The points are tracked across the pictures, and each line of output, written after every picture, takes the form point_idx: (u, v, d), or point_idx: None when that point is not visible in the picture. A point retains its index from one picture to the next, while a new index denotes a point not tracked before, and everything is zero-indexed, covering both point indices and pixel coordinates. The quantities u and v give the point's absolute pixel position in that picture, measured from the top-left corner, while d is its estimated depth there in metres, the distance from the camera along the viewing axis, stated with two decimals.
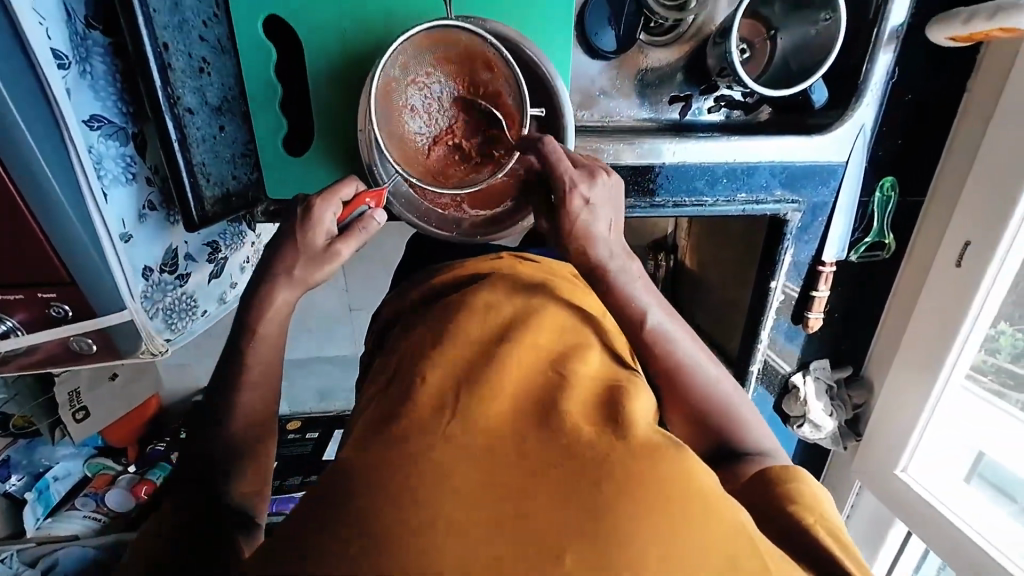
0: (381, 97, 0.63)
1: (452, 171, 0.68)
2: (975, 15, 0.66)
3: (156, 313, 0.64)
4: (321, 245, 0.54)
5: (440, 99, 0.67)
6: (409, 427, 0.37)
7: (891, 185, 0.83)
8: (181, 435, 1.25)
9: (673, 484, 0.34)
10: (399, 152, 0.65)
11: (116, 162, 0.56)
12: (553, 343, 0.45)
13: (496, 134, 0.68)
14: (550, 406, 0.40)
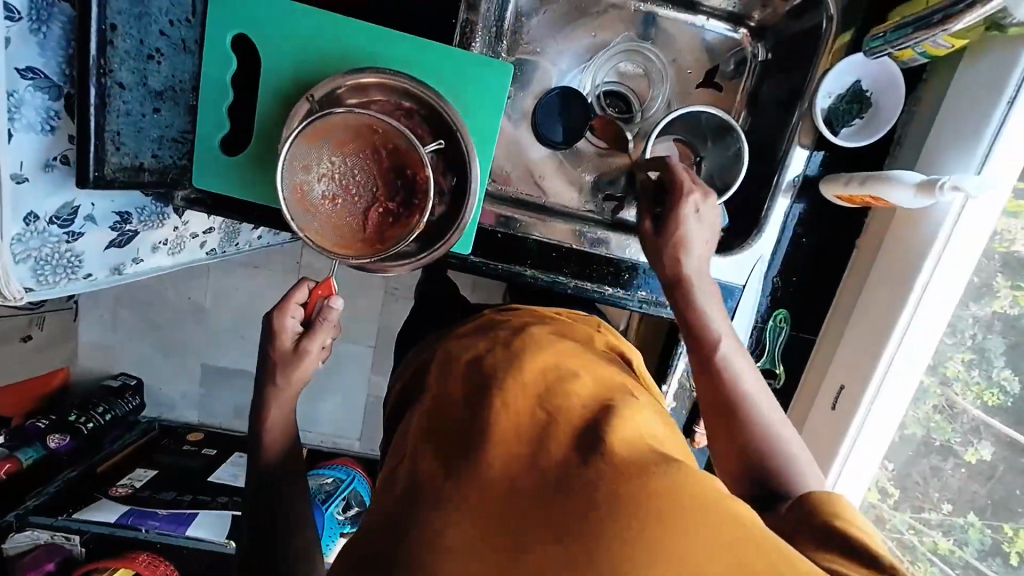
0: (293, 200, 0.67)
1: (387, 235, 0.70)
2: (852, 179, 0.74)
3: (24, 259, 0.64)
4: (290, 347, 0.66)
5: (350, 173, 0.69)
6: (434, 473, 0.47)
7: (784, 318, 0.86)
8: (70, 419, 1.47)
9: (685, 497, 0.40)
10: (334, 241, 0.69)
11: (37, 111, 0.60)
12: (544, 380, 0.51)
13: (410, 189, 0.70)
14: (544, 444, 0.46)
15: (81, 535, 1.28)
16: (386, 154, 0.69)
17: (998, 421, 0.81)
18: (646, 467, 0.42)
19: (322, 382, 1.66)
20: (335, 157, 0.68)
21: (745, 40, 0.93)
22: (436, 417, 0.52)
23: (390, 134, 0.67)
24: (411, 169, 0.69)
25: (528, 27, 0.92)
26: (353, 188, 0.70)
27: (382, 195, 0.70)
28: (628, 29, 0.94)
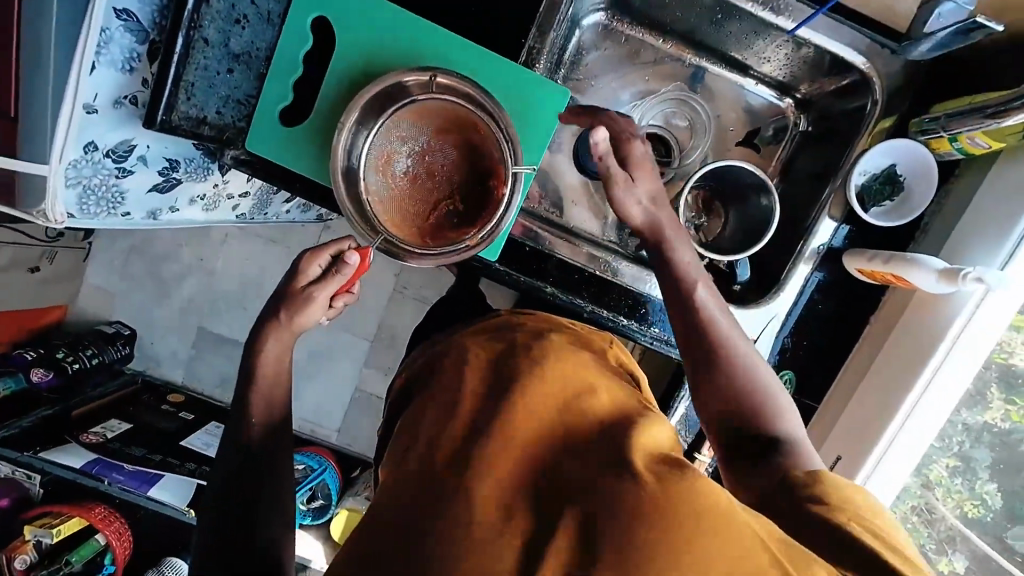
0: (375, 167, 0.75)
1: (443, 226, 0.77)
2: (875, 256, 0.76)
3: (74, 185, 0.66)
4: (300, 291, 0.71)
5: (428, 158, 0.77)
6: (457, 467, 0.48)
7: (788, 380, 0.87)
8: (57, 356, 1.46)
9: (704, 506, 0.42)
10: (393, 215, 0.76)
11: (122, 51, 0.63)
12: (564, 394, 0.54)
13: (478, 190, 0.77)
14: (568, 451, 0.49)
15: (42, 475, 1.27)
16: (474, 158, 0.77)
17: (973, 534, 0.79)
18: (659, 470, 0.45)
19: (314, 365, 1.66)
20: (429, 142, 0.77)
21: (789, 110, 0.97)
22: (451, 408, 0.55)
23: (487, 141, 0.76)
24: (491, 181, 0.77)
25: (587, 62, 0.96)
26: (431, 174, 0.77)
27: (454, 192, 0.78)
28: (680, 79, 0.98)
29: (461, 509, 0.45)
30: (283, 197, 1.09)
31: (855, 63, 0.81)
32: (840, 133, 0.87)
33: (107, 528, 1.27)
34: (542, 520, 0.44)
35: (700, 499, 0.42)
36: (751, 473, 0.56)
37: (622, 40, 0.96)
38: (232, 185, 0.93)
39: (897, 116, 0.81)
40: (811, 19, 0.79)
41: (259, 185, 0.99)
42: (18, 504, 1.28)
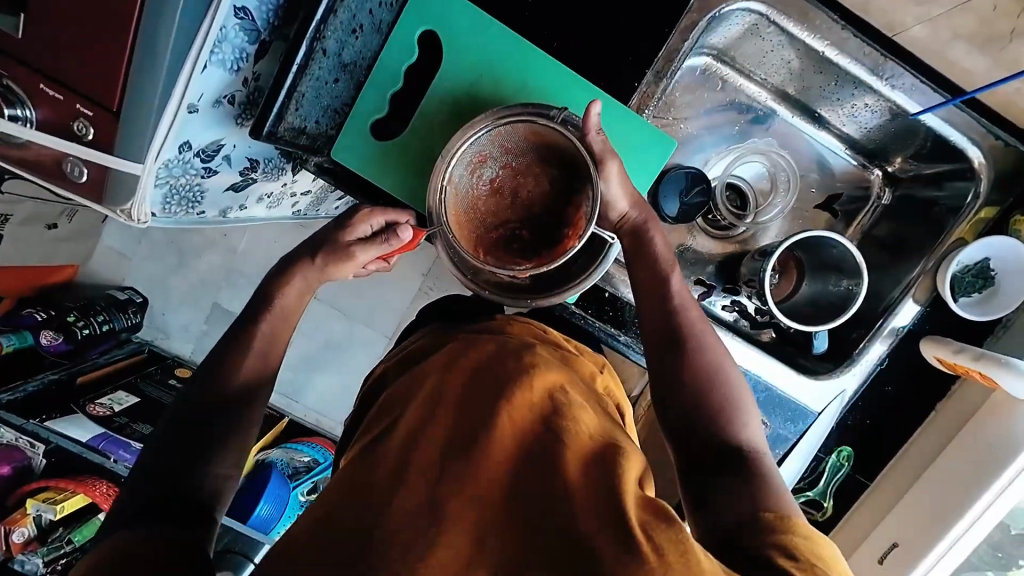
0: (467, 165, 0.70)
1: (503, 249, 0.73)
2: (963, 349, 0.76)
3: (163, 184, 0.63)
4: (345, 243, 0.71)
5: (516, 176, 0.73)
6: (426, 483, 0.48)
7: (847, 456, 0.87)
8: (69, 317, 1.34)
9: (681, 560, 0.39)
10: (459, 213, 0.71)
11: (233, 50, 0.59)
12: (543, 416, 0.53)
13: (553, 227, 0.73)
14: (546, 477, 0.47)
15: (47, 445, 1.13)
16: (563, 199, 0.73)
17: None
18: (644, 518, 0.43)
19: (323, 356, 1.46)
20: (529, 164, 0.72)
21: (875, 181, 0.95)
22: (430, 413, 0.54)
23: (581, 186, 0.71)
24: (566, 229, 0.72)
25: (679, 103, 0.93)
26: (516, 193, 0.73)
27: (526, 220, 0.74)
28: (768, 133, 0.96)
29: (429, 534, 0.44)
30: (339, 195, 1.03)
31: (969, 154, 0.80)
32: (929, 219, 0.86)
33: None
34: (512, 546, 0.43)
35: (673, 548, 0.40)
36: (714, 491, 0.54)
37: (719, 85, 0.92)
38: (299, 184, 0.88)
39: (997, 210, 0.81)
40: (939, 107, 0.78)
41: (324, 185, 0.93)
42: (18, 475, 1.15)
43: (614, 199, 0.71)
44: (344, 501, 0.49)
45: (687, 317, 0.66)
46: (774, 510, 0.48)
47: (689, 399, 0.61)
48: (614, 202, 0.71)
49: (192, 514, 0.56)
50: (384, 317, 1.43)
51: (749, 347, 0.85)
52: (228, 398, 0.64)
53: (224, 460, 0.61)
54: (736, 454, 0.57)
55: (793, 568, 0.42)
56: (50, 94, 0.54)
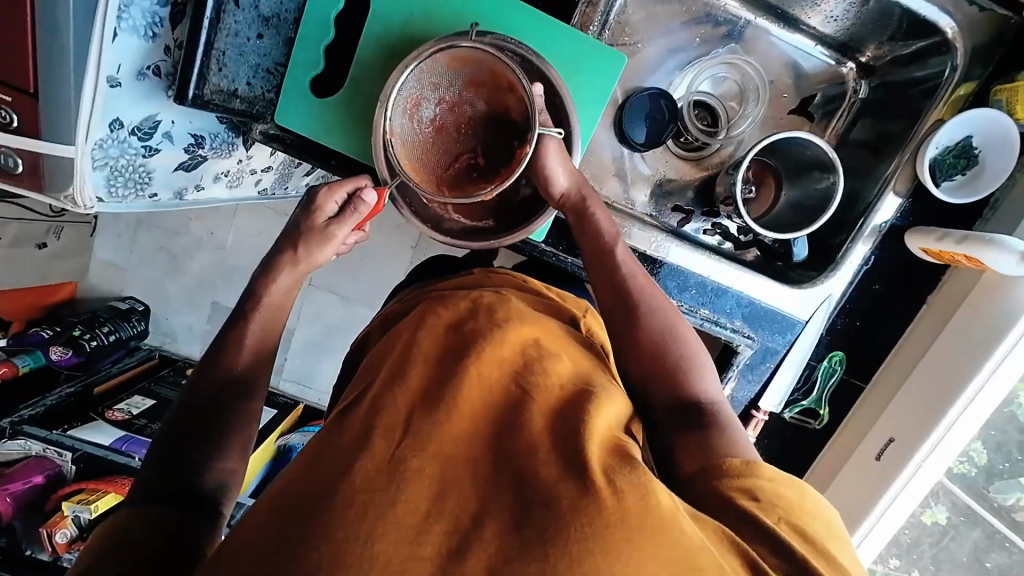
0: (403, 109, 0.68)
1: (464, 184, 0.72)
2: (946, 236, 0.75)
3: (102, 167, 0.62)
4: (318, 225, 0.67)
5: (458, 110, 0.71)
6: (384, 440, 0.41)
7: (839, 361, 0.86)
8: (74, 332, 1.36)
9: (639, 506, 0.37)
10: (412, 161, 0.70)
11: (144, 14, 0.57)
12: (517, 372, 0.48)
13: (506, 150, 0.71)
14: (514, 431, 0.43)
15: (73, 453, 1.17)
16: (507, 116, 0.70)
17: (957, 487, 0.80)
18: (606, 463, 0.40)
19: (324, 340, 1.46)
20: (462, 91, 0.70)
21: (849, 74, 0.90)
22: (401, 371, 0.48)
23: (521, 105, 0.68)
24: (516, 141, 0.70)
25: (634, 21, 0.88)
26: (462, 125, 0.72)
27: (479, 146, 0.72)
28: (733, 41, 0.91)
29: (388, 495, 0.38)
30: (305, 169, 0.99)
31: (941, 25, 0.75)
32: (905, 105, 0.83)
33: None
34: (478, 498, 0.39)
35: (633, 493, 0.38)
36: (682, 437, 0.52)
37: None
38: (257, 159, 0.84)
39: (976, 83, 0.77)
40: None
41: (283, 158, 0.89)
42: (52, 483, 1.16)
43: (552, 176, 0.67)
44: (299, 476, 0.42)
45: (634, 284, 0.62)
46: (739, 455, 0.46)
47: (645, 351, 0.58)
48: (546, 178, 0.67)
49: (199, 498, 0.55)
50: (378, 292, 1.43)
51: (729, 265, 0.84)
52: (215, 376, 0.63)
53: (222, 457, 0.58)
54: (691, 407, 0.54)
55: (755, 511, 0.42)
56: None
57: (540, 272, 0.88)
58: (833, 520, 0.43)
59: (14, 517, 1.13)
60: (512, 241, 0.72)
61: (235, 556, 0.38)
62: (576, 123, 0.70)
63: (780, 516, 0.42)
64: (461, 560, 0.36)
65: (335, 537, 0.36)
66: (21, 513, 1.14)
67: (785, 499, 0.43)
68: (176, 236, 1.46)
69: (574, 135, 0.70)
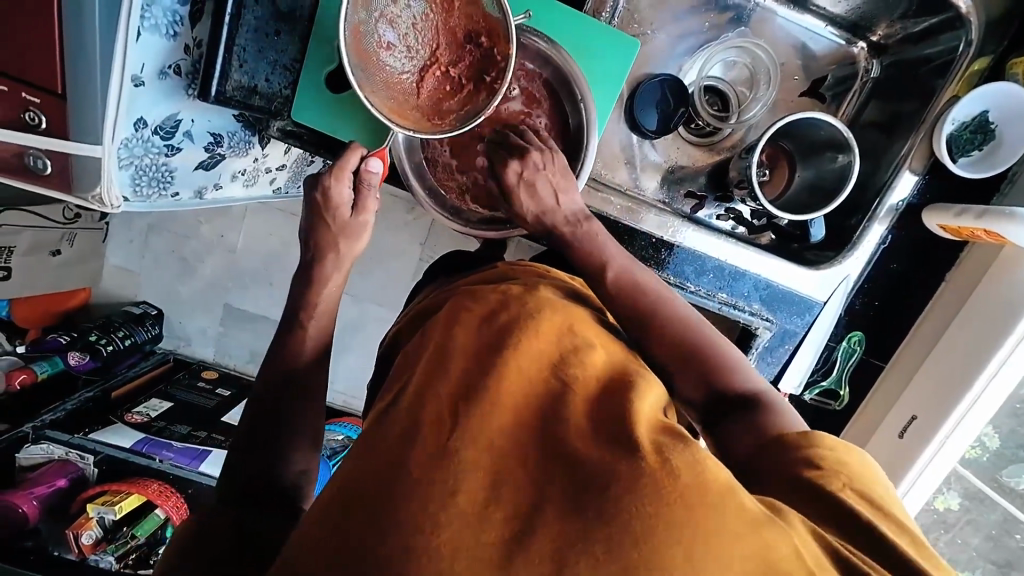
0: (355, 42, 0.61)
1: (447, 103, 0.67)
2: (965, 211, 0.75)
3: (128, 166, 0.63)
4: (340, 215, 0.67)
5: (408, 24, 0.65)
6: (431, 428, 0.42)
7: (858, 341, 0.87)
8: (90, 338, 1.38)
9: (696, 483, 0.37)
10: (391, 105, 0.65)
11: (165, 13, 0.58)
12: (555, 360, 0.47)
13: (474, 50, 0.66)
14: (556, 415, 0.43)
15: (95, 456, 1.19)
16: (462, 13, 0.65)
17: (970, 472, 0.80)
18: (660, 442, 0.40)
19: (339, 339, 1.47)
20: (399, 1, 0.64)
21: (860, 55, 0.90)
22: (441, 363, 0.47)
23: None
24: (484, 39, 0.65)
25: (643, 8, 0.88)
26: (418, 39, 0.66)
27: (443, 56, 0.67)
28: (743, 24, 0.90)
29: (446, 480, 0.39)
30: (316, 166, 1.01)
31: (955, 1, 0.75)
32: (917, 83, 0.83)
33: (165, 503, 1.15)
34: (530, 483, 0.39)
35: (689, 470, 0.38)
36: (727, 425, 0.51)
37: None
38: (272, 157, 0.86)
39: (991, 57, 0.77)
40: None
41: (297, 155, 0.91)
42: (74, 486, 1.18)
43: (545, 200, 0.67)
44: (353, 471, 0.43)
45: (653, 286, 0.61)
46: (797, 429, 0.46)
47: (671, 341, 0.55)
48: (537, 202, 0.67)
49: (250, 494, 0.54)
50: (389, 290, 1.43)
51: (745, 249, 0.84)
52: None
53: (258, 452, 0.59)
54: (731, 398, 0.52)
55: (819, 478, 0.41)
56: None
57: (557, 261, 0.89)
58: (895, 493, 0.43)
59: (39, 520, 1.16)
60: (528, 230, 0.73)
61: (307, 557, 0.39)
62: (593, 110, 0.71)
63: (845, 482, 0.41)
64: (524, 548, 0.36)
65: (402, 528, 0.37)
66: (45, 517, 1.16)
67: (846, 466, 0.43)
68: (190, 239, 1.48)
69: (590, 124, 0.71)
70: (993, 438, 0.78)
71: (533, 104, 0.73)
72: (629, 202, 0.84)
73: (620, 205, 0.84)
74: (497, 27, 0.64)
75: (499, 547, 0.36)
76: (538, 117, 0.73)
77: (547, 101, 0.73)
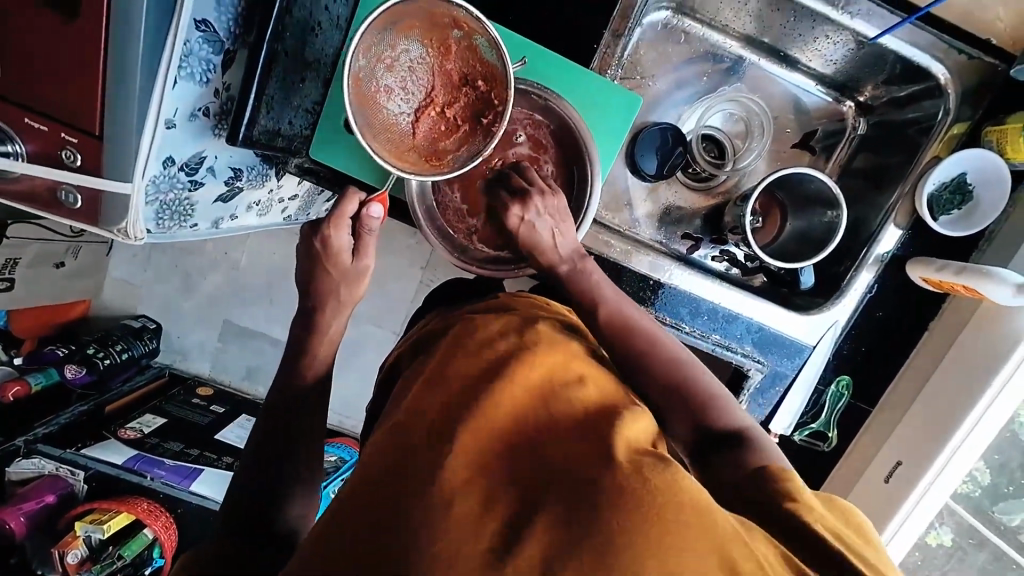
0: (357, 92, 0.65)
1: (443, 142, 0.71)
2: (945, 267, 0.79)
3: (153, 202, 0.66)
4: (342, 254, 0.69)
5: (409, 68, 0.68)
6: (422, 457, 0.44)
7: (846, 385, 0.90)
8: (88, 350, 1.38)
9: (669, 500, 0.38)
10: (389, 150, 0.68)
11: (201, 63, 0.62)
12: (546, 385, 0.49)
13: (469, 93, 0.70)
14: (549, 434, 0.45)
15: (86, 472, 1.17)
16: (459, 58, 0.69)
17: (961, 508, 0.82)
18: (641, 461, 0.41)
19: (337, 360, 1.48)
20: (399, 45, 0.67)
21: (848, 112, 0.95)
22: (436, 396, 0.49)
23: (471, 45, 0.68)
24: (480, 82, 0.69)
25: (645, 61, 0.93)
26: (417, 81, 0.69)
27: (439, 97, 0.70)
28: (738, 79, 0.96)
29: (443, 512, 0.40)
30: (325, 195, 1.05)
31: (935, 72, 0.80)
32: (903, 143, 0.87)
33: (154, 522, 1.14)
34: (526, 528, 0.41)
35: (665, 486, 0.39)
36: (717, 463, 0.52)
37: (683, 38, 0.93)
38: (286, 188, 0.90)
39: (969, 123, 0.82)
40: (897, 28, 0.78)
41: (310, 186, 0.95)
42: (63, 502, 1.17)
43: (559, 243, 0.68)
44: (356, 505, 0.44)
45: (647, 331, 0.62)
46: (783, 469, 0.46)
47: (660, 381, 0.57)
48: (540, 243, 0.70)
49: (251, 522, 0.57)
50: (389, 311, 1.45)
51: (739, 293, 0.87)
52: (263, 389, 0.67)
53: (259, 477, 0.61)
54: (722, 436, 0.54)
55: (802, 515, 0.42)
56: (36, 128, 0.57)
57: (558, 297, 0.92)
58: (872, 533, 0.42)
59: (26, 535, 1.15)
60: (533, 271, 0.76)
61: None
62: (597, 161, 0.75)
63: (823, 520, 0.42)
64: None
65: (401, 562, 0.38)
66: (33, 531, 1.15)
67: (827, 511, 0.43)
68: (194, 256, 1.50)
69: (593, 172, 0.75)
70: (983, 474, 0.80)
71: (540, 151, 0.77)
72: (628, 244, 0.87)
73: (619, 247, 0.87)
74: (495, 73, 0.68)
75: (489, 555, 0.38)
76: (546, 165, 0.78)
77: (554, 149, 0.77)
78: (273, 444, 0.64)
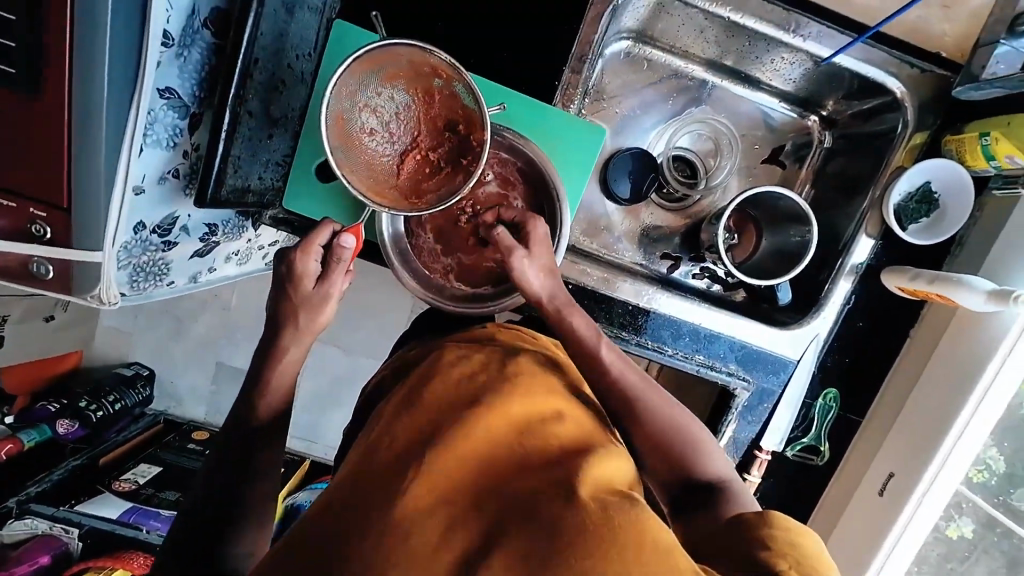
0: (338, 131, 0.67)
1: (426, 183, 0.72)
2: (919, 275, 0.80)
3: (126, 266, 0.67)
4: (313, 301, 0.69)
5: (394, 113, 0.71)
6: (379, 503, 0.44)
7: (833, 397, 0.90)
8: (80, 403, 1.37)
9: (633, 540, 0.38)
10: (370, 186, 0.69)
11: (166, 128, 0.64)
12: (523, 421, 0.48)
13: (452, 137, 0.72)
14: (518, 478, 0.44)
15: (80, 529, 1.16)
16: (444, 104, 0.71)
17: (977, 498, 0.76)
18: (608, 500, 0.41)
19: (329, 397, 1.47)
20: (384, 91, 0.69)
21: (813, 126, 0.97)
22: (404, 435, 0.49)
23: (454, 91, 0.69)
24: (462, 126, 0.71)
25: (610, 88, 0.95)
26: (400, 125, 0.71)
27: (423, 141, 0.72)
28: (703, 101, 0.98)
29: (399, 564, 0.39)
30: None
31: (890, 86, 0.82)
32: (868, 154, 0.89)
33: None
34: None
35: (632, 528, 0.39)
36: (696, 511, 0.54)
37: (646, 64, 0.95)
38: (264, 236, 0.92)
39: (929, 132, 0.83)
40: (849, 47, 0.80)
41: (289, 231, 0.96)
42: (57, 562, 1.13)
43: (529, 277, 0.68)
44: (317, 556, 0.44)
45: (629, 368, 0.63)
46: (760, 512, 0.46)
47: (646, 422, 0.58)
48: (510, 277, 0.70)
49: None
50: (380, 345, 1.44)
51: (719, 311, 0.87)
52: (247, 442, 0.65)
53: (241, 535, 0.60)
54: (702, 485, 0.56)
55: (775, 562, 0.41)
56: (5, 204, 0.57)
57: None
58: None
59: None
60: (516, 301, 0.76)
61: None
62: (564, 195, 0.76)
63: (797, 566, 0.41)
64: None
65: None
66: None
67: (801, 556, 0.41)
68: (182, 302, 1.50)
69: (563, 207, 0.76)
70: (996, 459, 0.75)
71: (509, 187, 0.79)
72: (605, 272, 0.88)
73: (598, 275, 0.88)
74: (475, 117, 0.70)
75: None
76: (516, 200, 0.79)
77: (522, 184, 0.79)
78: (260, 499, 0.62)
